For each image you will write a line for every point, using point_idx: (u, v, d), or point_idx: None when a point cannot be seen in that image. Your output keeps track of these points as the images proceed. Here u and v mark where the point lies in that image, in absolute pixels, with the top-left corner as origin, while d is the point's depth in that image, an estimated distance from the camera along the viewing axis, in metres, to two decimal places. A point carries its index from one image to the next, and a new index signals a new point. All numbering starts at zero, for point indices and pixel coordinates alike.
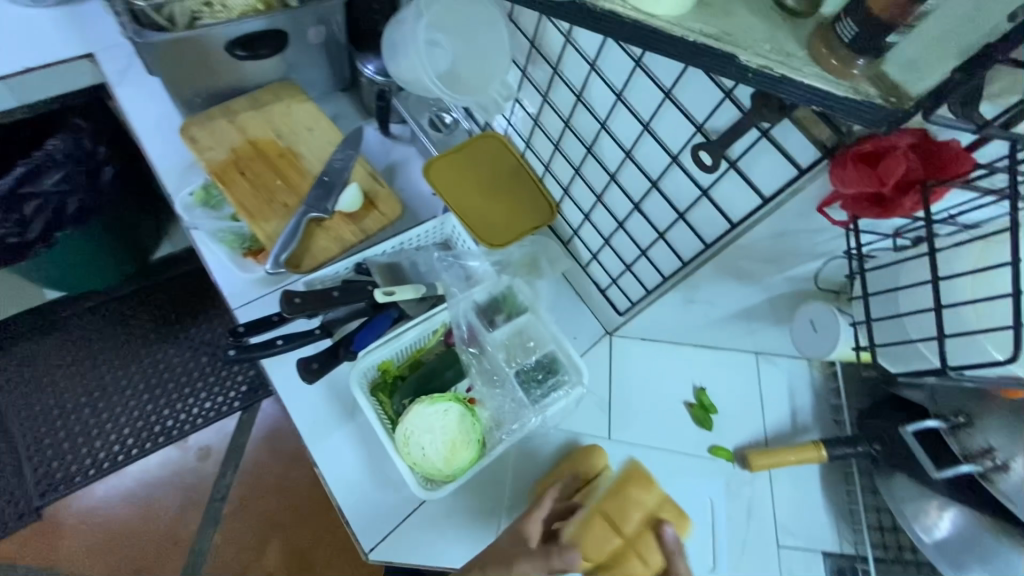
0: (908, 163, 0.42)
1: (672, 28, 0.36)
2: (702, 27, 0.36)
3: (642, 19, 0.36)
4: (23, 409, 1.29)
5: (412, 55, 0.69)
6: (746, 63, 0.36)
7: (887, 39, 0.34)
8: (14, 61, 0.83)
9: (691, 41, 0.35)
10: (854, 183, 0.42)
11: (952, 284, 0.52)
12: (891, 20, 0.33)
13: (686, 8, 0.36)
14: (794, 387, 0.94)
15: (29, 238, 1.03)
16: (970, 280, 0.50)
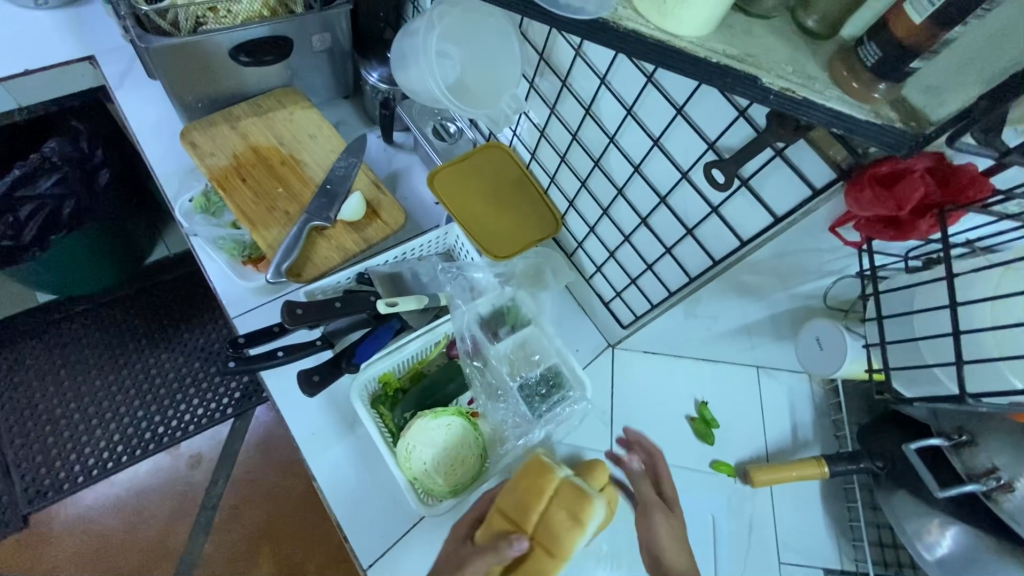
0: (925, 186, 0.42)
1: (695, 48, 0.35)
2: (724, 48, 0.35)
3: (664, 39, 0.35)
4: (11, 414, 1.26)
5: (422, 64, 0.68)
6: (769, 84, 0.35)
7: (911, 64, 0.34)
8: (14, 62, 0.82)
9: (714, 62, 0.35)
10: (871, 205, 0.43)
11: (970, 309, 0.52)
12: (917, 45, 0.32)
13: (708, 28, 0.35)
14: (794, 402, 0.95)
15: (24, 242, 1.01)
16: (991, 306, 0.50)
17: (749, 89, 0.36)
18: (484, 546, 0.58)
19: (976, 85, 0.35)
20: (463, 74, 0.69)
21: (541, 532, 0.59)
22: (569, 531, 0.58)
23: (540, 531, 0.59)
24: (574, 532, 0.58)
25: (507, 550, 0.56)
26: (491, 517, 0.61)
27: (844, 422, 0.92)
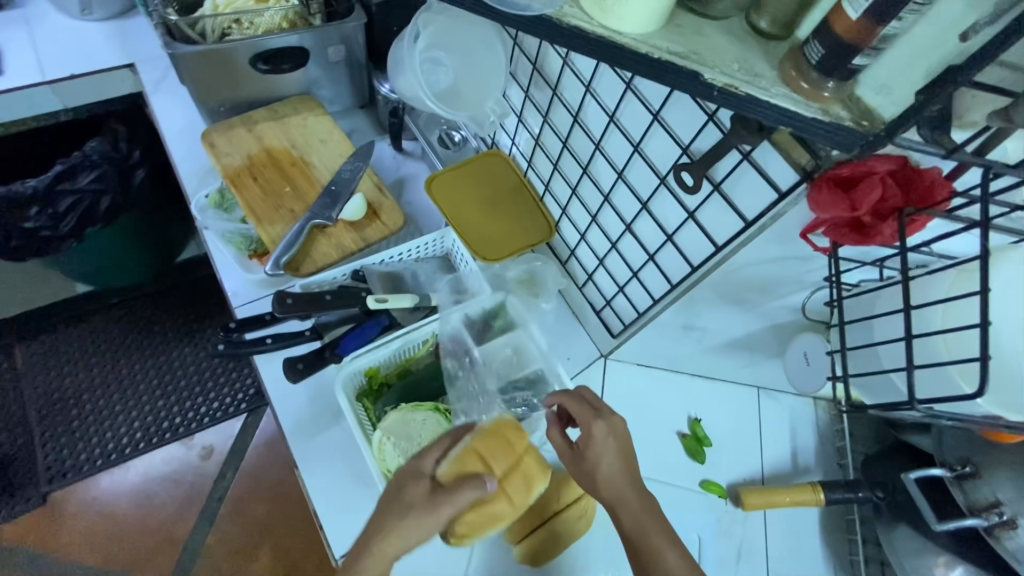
0: (885, 188, 0.42)
1: (637, 45, 0.36)
2: (667, 45, 0.36)
3: (609, 36, 0.37)
4: (42, 395, 1.34)
5: (413, 70, 0.72)
6: (711, 81, 0.36)
7: (852, 60, 0.34)
8: (63, 67, 0.90)
9: (655, 58, 0.36)
10: (828, 206, 0.42)
11: (925, 311, 0.53)
12: (856, 42, 0.33)
13: (651, 26, 0.36)
14: (796, 426, 0.91)
15: (61, 233, 1.08)
16: (941, 308, 0.51)
17: (692, 85, 0.36)
18: (456, 484, 0.55)
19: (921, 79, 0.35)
20: (454, 81, 0.72)
21: (510, 481, 0.59)
22: (534, 479, 0.60)
23: (511, 479, 0.59)
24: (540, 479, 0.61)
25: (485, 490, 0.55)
26: (464, 456, 0.58)
27: (848, 450, 0.88)
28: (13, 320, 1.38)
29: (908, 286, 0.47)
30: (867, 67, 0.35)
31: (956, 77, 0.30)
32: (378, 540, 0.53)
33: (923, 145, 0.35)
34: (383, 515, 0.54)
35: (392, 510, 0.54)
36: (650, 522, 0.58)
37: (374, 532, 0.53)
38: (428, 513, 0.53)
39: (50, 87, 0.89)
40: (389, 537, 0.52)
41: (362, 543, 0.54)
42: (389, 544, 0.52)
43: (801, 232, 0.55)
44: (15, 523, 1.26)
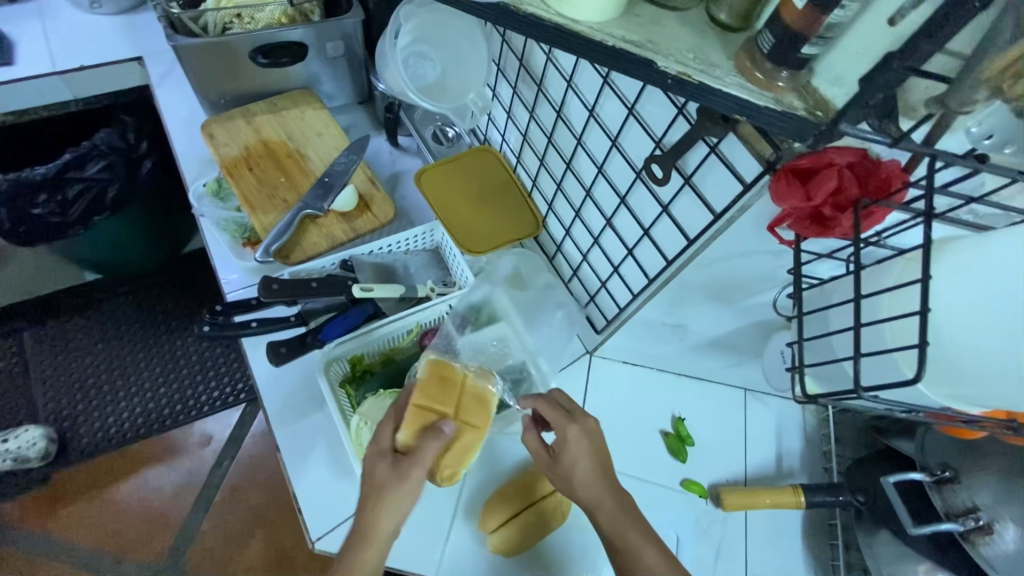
0: (842, 179, 0.42)
1: (593, 32, 0.37)
2: (622, 33, 0.37)
3: (566, 24, 0.38)
4: (48, 379, 1.36)
5: (397, 63, 0.74)
6: (664, 68, 0.37)
7: (801, 49, 0.34)
8: (74, 59, 0.94)
9: (609, 45, 0.37)
10: (785, 197, 0.42)
11: (874, 302, 0.50)
12: (803, 31, 0.33)
13: (607, 15, 0.37)
14: (782, 428, 0.90)
15: (69, 219, 1.11)
16: (889, 298, 0.48)
17: (647, 73, 0.37)
18: (417, 445, 0.61)
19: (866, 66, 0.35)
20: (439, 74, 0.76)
21: (462, 412, 0.66)
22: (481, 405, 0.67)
23: (464, 413, 0.65)
24: (488, 405, 0.67)
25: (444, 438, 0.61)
26: (412, 416, 0.63)
27: (834, 454, 0.86)
28: (21, 304, 1.41)
29: (855, 277, 0.44)
30: (818, 57, 0.36)
31: (894, 65, 0.30)
32: (371, 518, 0.59)
33: (872, 133, 0.34)
34: (371, 494, 0.60)
35: (376, 491, 0.60)
36: (630, 525, 0.59)
37: (367, 514, 0.59)
38: (401, 482, 0.59)
39: (61, 77, 0.93)
40: (381, 513, 0.59)
41: (361, 525, 0.59)
42: (380, 519, 0.59)
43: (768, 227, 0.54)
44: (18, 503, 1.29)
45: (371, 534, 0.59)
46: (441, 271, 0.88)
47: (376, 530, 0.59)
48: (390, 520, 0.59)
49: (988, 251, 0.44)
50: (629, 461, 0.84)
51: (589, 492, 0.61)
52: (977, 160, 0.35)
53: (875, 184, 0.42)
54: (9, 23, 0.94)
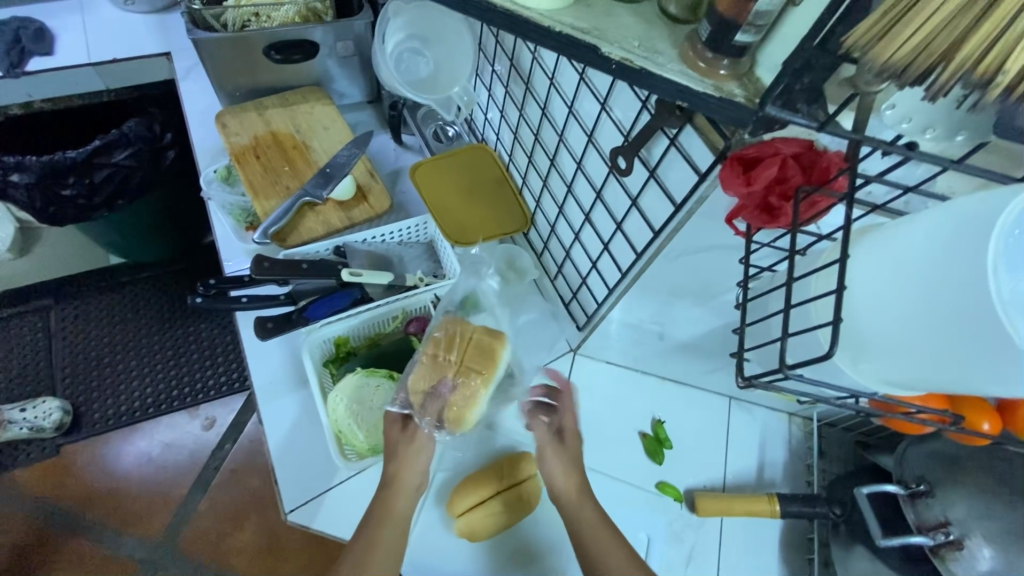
0: (785, 167, 0.44)
1: (543, 18, 0.41)
2: (571, 21, 0.41)
3: (518, 10, 0.42)
4: (68, 354, 1.41)
5: (393, 58, 0.80)
6: (607, 53, 0.40)
7: (735, 37, 0.37)
8: (109, 52, 1.01)
9: (556, 30, 0.41)
10: (728, 183, 0.44)
11: (805, 282, 0.53)
12: (735, 18, 0.36)
13: (556, 4, 0.41)
14: (766, 441, 0.87)
15: (95, 203, 1.17)
16: (817, 277, 0.51)
17: (592, 57, 0.41)
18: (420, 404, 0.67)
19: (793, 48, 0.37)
20: (430, 69, 0.82)
21: (466, 360, 0.67)
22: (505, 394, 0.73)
23: (468, 357, 0.67)
24: (475, 336, 0.68)
25: (438, 391, 0.67)
26: (419, 371, 0.68)
27: (815, 468, 0.84)
28: (49, 283, 1.47)
29: (788, 265, 0.44)
30: (753, 45, 0.38)
31: (805, 47, 0.34)
32: (399, 468, 0.68)
33: (801, 119, 0.38)
34: (391, 447, 0.69)
35: (402, 448, 0.69)
36: (598, 520, 0.68)
37: (392, 463, 0.68)
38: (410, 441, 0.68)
39: (95, 68, 1.00)
40: (403, 463, 0.68)
41: (386, 476, 0.68)
42: (403, 470, 0.68)
43: (725, 215, 0.54)
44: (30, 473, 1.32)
45: (397, 481, 0.67)
46: (432, 263, 0.91)
47: (403, 479, 0.68)
48: (412, 471, 0.68)
49: (915, 244, 0.43)
50: (605, 460, 0.84)
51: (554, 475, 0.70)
52: (907, 148, 0.36)
53: (817, 172, 0.44)
54: (53, 18, 1.02)
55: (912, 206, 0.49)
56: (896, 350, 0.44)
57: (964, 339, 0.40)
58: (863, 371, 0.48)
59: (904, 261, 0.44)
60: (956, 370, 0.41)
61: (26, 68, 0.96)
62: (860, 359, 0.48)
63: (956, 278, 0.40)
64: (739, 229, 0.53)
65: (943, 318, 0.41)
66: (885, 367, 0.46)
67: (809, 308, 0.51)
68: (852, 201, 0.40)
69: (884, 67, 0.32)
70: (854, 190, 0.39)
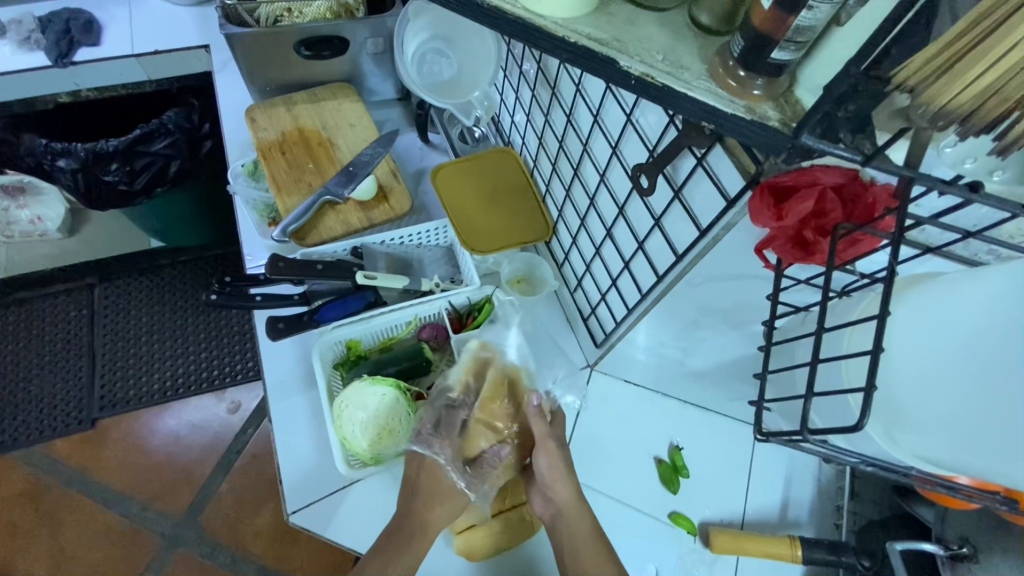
0: (821, 201, 0.41)
1: (557, 27, 0.38)
2: (588, 31, 0.38)
3: (531, 18, 0.39)
4: (107, 331, 1.43)
5: (420, 59, 0.80)
6: (626, 68, 0.37)
7: (771, 56, 0.33)
8: (150, 43, 1.03)
9: (572, 41, 0.38)
10: (757, 213, 0.41)
11: (837, 334, 0.49)
12: (771, 34, 0.32)
13: (573, 12, 0.38)
14: (791, 476, 0.81)
15: (134, 189, 1.17)
16: (851, 330, 0.48)
17: (610, 72, 0.38)
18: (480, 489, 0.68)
19: (838, 66, 0.34)
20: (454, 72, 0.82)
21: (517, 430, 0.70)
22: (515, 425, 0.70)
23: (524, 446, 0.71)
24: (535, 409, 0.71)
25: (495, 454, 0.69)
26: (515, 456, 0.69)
27: (846, 510, 0.77)
28: (94, 262, 1.48)
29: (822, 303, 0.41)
30: (792, 63, 0.35)
31: (853, 70, 0.31)
32: (424, 516, 0.66)
33: (843, 149, 0.34)
34: (423, 493, 0.68)
35: (435, 499, 0.67)
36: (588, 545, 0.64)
37: (421, 506, 0.67)
38: (442, 500, 0.67)
39: (137, 59, 1.02)
40: (435, 509, 0.67)
41: (415, 519, 0.66)
42: (433, 513, 0.67)
43: (754, 245, 0.50)
44: (68, 452, 1.34)
45: (425, 527, 0.66)
46: (451, 267, 0.88)
47: (429, 527, 0.66)
48: (439, 515, 0.67)
49: (975, 305, 0.41)
50: (616, 483, 0.80)
51: (552, 506, 0.68)
52: (969, 189, 0.32)
53: (859, 208, 0.41)
54: (99, 8, 1.03)
55: (973, 250, 0.46)
56: (936, 425, 0.42)
57: (988, 397, 0.38)
58: (897, 444, 0.46)
59: (963, 318, 0.41)
60: (998, 453, 0.38)
61: (74, 59, 0.97)
62: (894, 428, 0.45)
63: (994, 337, 0.39)
64: (770, 261, 0.49)
65: (974, 371, 0.39)
66: (916, 431, 0.44)
67: (840, 367, 0.48)
68: (899, 243, 0.36)
69: (943, 111, 0.30)
70: (899, 232, 0.35)
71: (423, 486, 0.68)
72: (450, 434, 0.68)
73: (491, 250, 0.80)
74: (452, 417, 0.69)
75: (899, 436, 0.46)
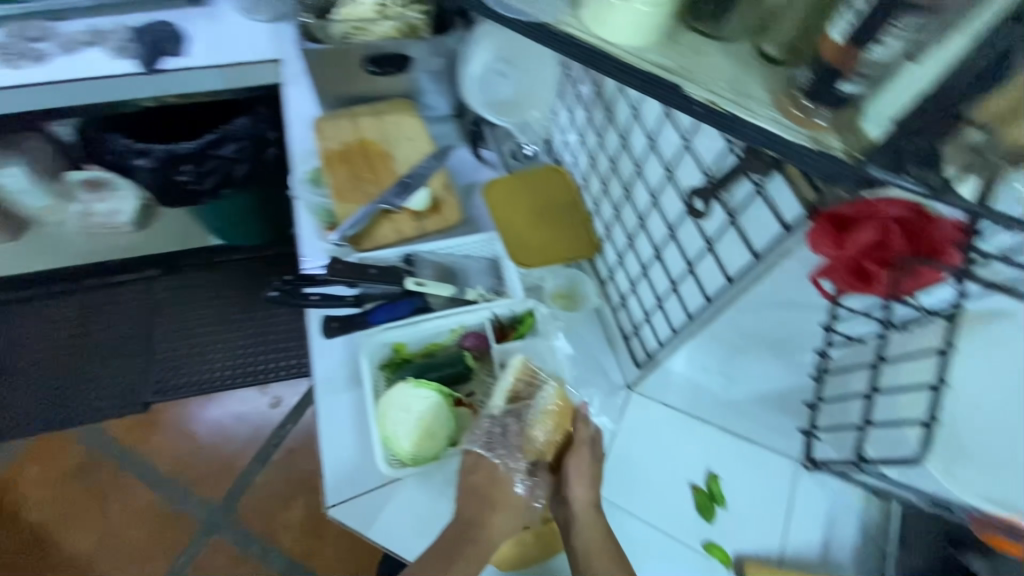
0: (881, 232, 0.41)
1: (626, 56, 0.41)
2: (656, 58, 0.40)
3: (601, 45, 0.41)
4: (167, 321, 1.52)
5: (483, 78, 0.84)
6: (692, 96, 0.39)
7: (839, 86, 0.35)
8: (229, 55, 1.10)
9: (640, 69, 0.40)
10: (816, 242, 0.41)
11: (895, 367, 0.49)
12: (841, 67, 0.34)
13: (643, 41, 0.40)
14: (835, 516, 0.77)
15: (203, 188, 1.26)
16: (912, 364, 0.48)
17: (676, 99, 0.40)
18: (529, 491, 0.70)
19: None
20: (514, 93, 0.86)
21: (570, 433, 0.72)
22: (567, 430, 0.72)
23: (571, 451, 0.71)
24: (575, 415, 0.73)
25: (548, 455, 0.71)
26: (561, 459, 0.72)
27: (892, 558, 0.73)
28: (155, 255, 1.56)
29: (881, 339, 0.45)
30: (860, 98, 0.35)
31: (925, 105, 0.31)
32: (485, 522, 0.66)
33: (911, 183, 0.35)
34: (482, 499, 0.67)
35: (494, 505, 0.67)
36: (612, 562, 0.65)
37: (476, 511, 0.67)
38: (498, 504, 0.67)
39: (217, 70, 1.08)
40: (493, 515, 0.67)
41: (471, 522, 0.66)
42: (492, 519, 0.67)
43: (808, 274, 0.50)
44: (122, 432, 1.42)
45: (482, 529, 0.66)
46: (494, 280, 0.88)
47: (489, 530, 0.66)
48: (498, 520, 0.67)
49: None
50: (647, 506, 0.78)
51: (565, 508, 0.69)
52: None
53: (923, 241, 0.40)
54: (187, 22, 1.12)
55: None
56: (1001, 460, 0.45)
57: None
58: (956, 478, 0.47)
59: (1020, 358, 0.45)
60: None
61: (159, 66, 1.06)
62: (955, 464, 0.47)
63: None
64: (827, 290, 0.49)
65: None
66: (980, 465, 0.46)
67: (896, 400, 0.49)
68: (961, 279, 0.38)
69: None
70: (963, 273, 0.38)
71: (477, 492, 0.68)
72: (507, 437, 0.69)
73: (538, 265, 0.84)
74: (521, 417, 0.69)
75: (959, 470, 0.47)
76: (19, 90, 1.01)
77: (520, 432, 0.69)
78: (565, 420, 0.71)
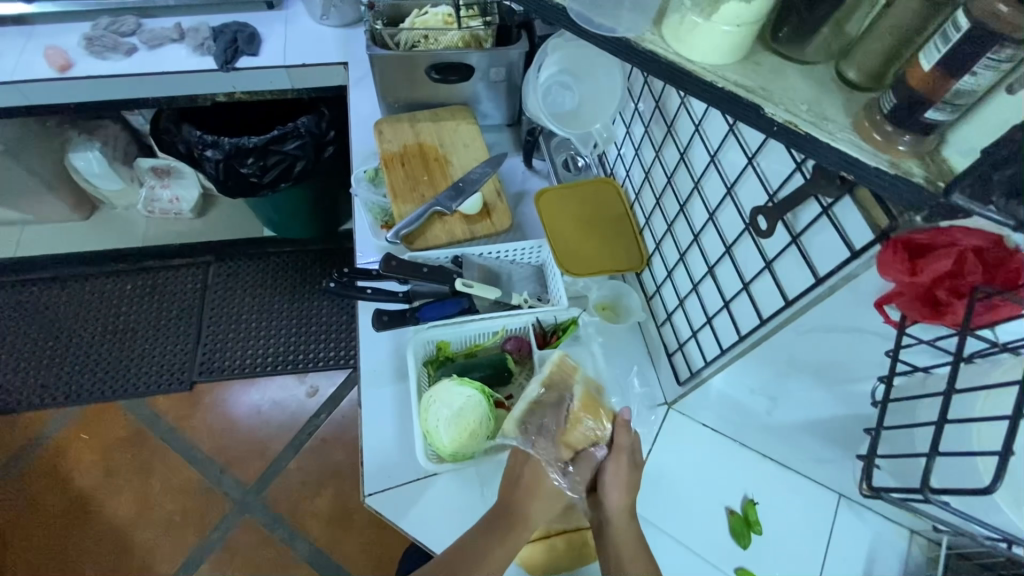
0: (958, 262, 0.41)
1: (705, 73, 0.42)
2: (735, 77, 0.41)
3: (681, 62, 0.43)
4: (216, 305, 1.58)
5: (546, 90, 0.86)
6: (771, 115, 0.40)
7: (924, 114, 0.35)
8: (301, 57, 1.16)
9: (719, 86, 0.41)
10: (887, 266, 0.42)
11: (966, 397, 0.49)
12: (928, 95, 0.34)
13: (722, 60, 0.41)
14: (875, 555, 0.75)
15: (263, 181, 1.31)
16: (986, 394, 0.47)
17: (753, 117, 0.41)
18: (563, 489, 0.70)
19: (994, 133, 0.34)
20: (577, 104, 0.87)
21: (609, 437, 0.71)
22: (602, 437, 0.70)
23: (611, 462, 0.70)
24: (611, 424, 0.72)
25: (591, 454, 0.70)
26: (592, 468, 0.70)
27: None
28: (215, 243, 1.66)
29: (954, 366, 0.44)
30: (942, 126, 0.36)
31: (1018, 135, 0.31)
32: (527, 508, 0.68)
33: (998, 214, 0.33)
34: (524, 486, 0.69)
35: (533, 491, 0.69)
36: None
37: (518, 496, 0.69)
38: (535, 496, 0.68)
39: (288, 70, 1.15)
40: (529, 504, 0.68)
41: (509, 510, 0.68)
42: (531, 506, 0.68)
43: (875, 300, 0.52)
44: (166, 407, 1.48)
45: (523, 518, 0.68)
46: (539, 286, 0.92)
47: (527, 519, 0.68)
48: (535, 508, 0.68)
49: None
50: (682, 527, 0.77)
51: (598, 510, 0.70)
52: None
53: (1000, 272, 0.41)
54: (265, 25, 1.19)
55: None
56: None
57: None
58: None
59: None
60: None
61: (236, 65, 1.12)
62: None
63: None
64: (891, 317, 0.51)
65: None
66: None
67: (970, 430, 0.48)
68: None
69: None
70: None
71: (518, 483, 0.69)
72: (546, 437, 0.70)
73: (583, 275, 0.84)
74: (557, 412, 0.71)
75: None
76: (109, 80, 1.09)
77: (558, 431, 0.70)
78: (601, 423, 0.71)
